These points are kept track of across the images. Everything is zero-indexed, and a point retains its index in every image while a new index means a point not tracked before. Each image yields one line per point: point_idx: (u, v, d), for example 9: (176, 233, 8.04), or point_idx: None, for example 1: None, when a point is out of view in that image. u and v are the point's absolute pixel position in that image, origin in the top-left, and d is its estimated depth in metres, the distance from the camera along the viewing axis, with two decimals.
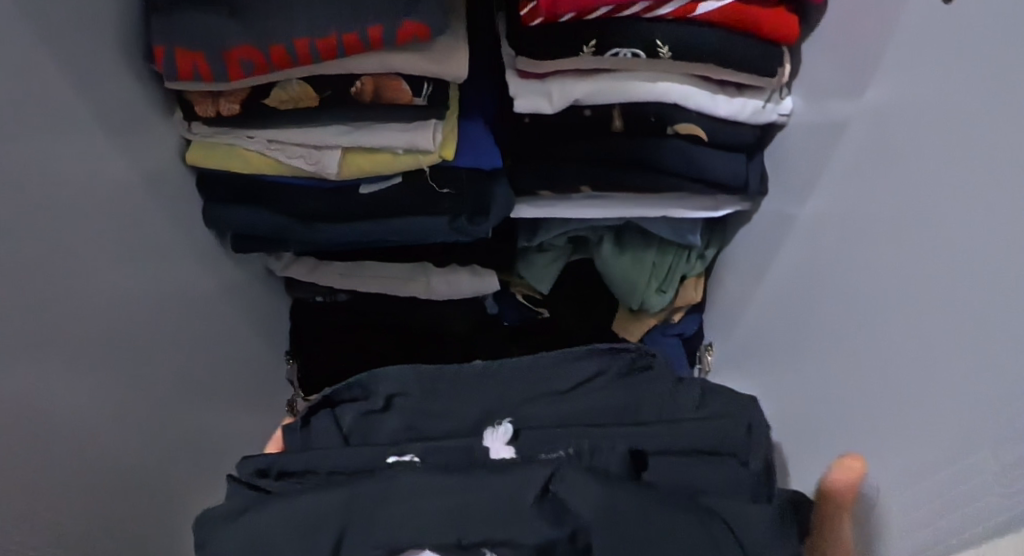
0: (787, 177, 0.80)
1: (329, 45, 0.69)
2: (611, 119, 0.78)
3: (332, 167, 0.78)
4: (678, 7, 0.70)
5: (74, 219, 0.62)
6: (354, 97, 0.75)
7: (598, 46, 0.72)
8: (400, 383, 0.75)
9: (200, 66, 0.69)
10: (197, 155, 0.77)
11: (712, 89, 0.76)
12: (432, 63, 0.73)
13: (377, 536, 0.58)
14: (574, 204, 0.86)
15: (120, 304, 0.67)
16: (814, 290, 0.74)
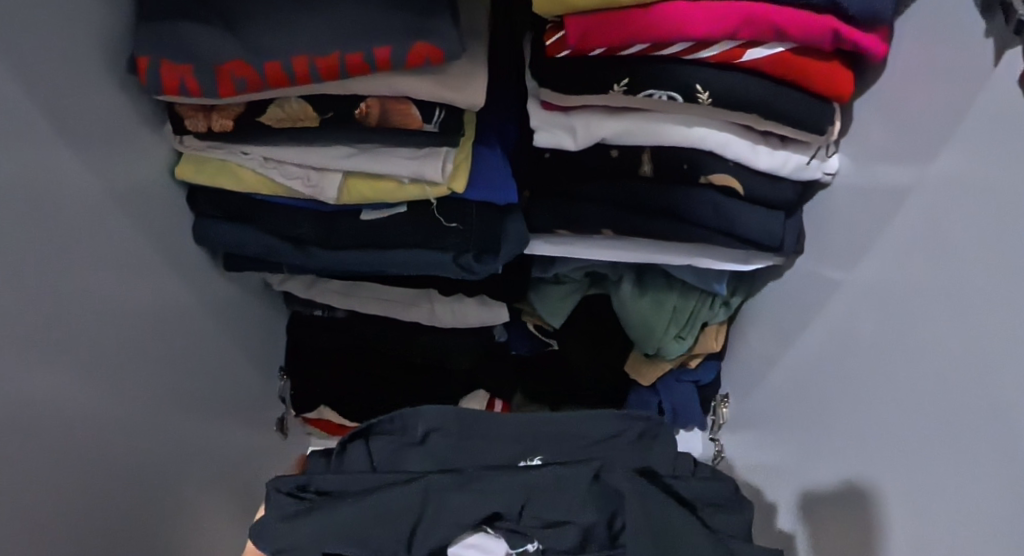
0: (828, 238, 0.72)
1: (330, 65, 0.63)
2: (639, 163, 0.71)
3: (331, 192, 0.72)
4: (722, 51, 0.61)
5: (38, 243, 0.56)
6: (358, 119, 0.68)
7: (630, 86, 0.64)
8: (440, 418, 0.69)
9: (188, 80, 0.63)
10: (187, 171, 0.72)
11: (754, 139, 0.68)
12: (445, 88, 0.66)
13: (439, 529, 0.60)
14: (593, 244, 0.79)
15: (86, 334, 0.61)
16: (847, 370, 0.67)
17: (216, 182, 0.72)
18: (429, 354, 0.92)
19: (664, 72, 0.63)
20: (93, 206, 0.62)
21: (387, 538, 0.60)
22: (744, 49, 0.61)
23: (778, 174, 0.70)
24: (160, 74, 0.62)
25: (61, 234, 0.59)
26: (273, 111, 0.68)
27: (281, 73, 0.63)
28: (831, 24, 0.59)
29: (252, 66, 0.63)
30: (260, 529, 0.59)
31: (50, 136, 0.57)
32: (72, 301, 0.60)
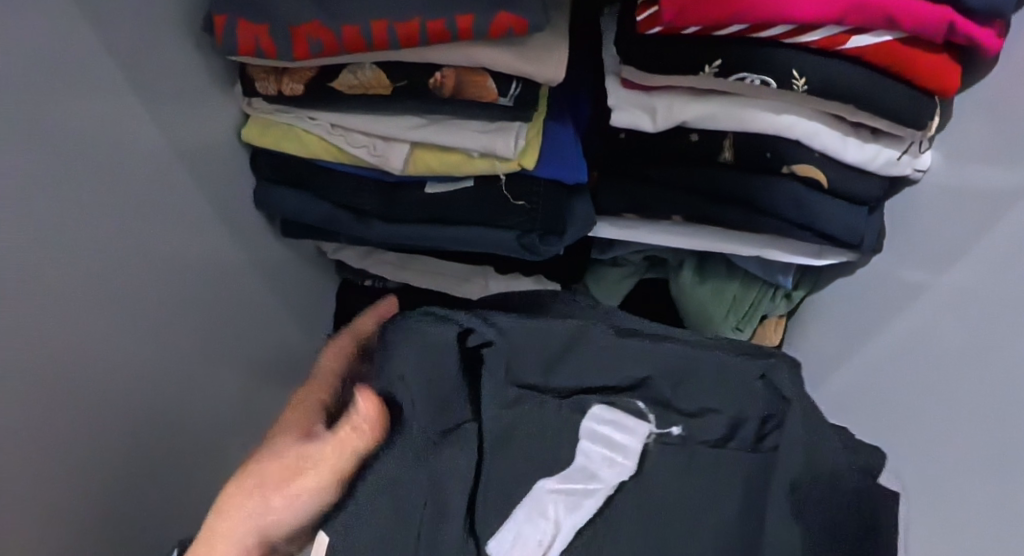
0: (915, 237, 0.70)
1: (411, 31, 0.60)
2: (720, 149, 0.68)
3: (398, 163, 0.70)
4: (826, 36, 0.59)
5: (98, 197, 0.55)
6: (431, 89, 0.66)
7: (721, 68, 0.62)
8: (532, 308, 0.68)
9: (263, 42, 0.63)
10: (254, 134, 0.72)
11: (845, 131, 0.66)
12: (524, 61, 0.63)
13: (590, 375, 0.57)
14: (660, 230, 0.77)
15: (129, 289, 0.59)
16: (924, 372, 0.65)
17: (280, 146, 0.72)
18: None
19: (762, 55, 0.60)
20: (156, 161, 0.60)
21: (524, 370, 0.56)
22: (851, 35, 0.59)
23: (866, 168, 0.68)
24: (238, 34, 0.62)
25: (126, 187, 0.57)
26: (346, 74, 0.66)
27: (358, 36, 0.61)
28: (946, 15, 0.57)
29: (330, 29, 0.61)
30: (416, 315, 0.55)
31: (119, 86, 0.55)
32: (130, 257, 0.59)
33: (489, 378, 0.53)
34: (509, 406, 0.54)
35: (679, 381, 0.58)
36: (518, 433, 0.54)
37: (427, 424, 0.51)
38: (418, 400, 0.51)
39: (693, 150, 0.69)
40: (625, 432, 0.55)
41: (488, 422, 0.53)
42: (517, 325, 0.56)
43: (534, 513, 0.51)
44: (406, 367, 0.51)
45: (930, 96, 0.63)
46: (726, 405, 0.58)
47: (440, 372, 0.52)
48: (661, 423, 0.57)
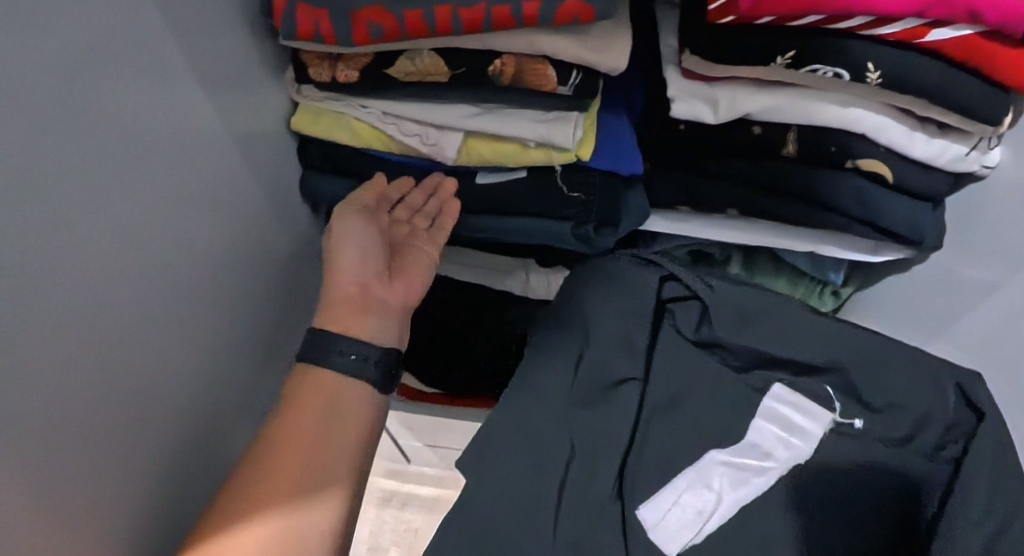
0: (995, 233, 0.72)
1: (475, 16, 0.60)
2: (783, 142, 0.67)
3: (450, 153, 0.70)
4: (903, 30, 0.59)
5: (162, 179, 0.55)
6: (490, 76, 0.65)
7: (794, 59, 0.61)
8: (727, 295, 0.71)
9: (322, 25, 0.63)
10: (304, 123, 0.72)
11: (911, 125, 0.67)
12: (588, 50, 0.62)
13: (769, 339, 0.69)
14: (712, 223, 0.75)
15: (188, 269, 0.59)
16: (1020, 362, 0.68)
17: (329, 135, 0.72)
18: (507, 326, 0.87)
19: (835, 46, 0.60)
20: (215, 138, 0.61)
21: (720, 323, 0.70)
22: (929, 29, 0.60)
23: (933, 163, 0.69)
24: (297, 17, 0.63)
25: (189, 166, 0.58)
26: (404, 59, 0.66)
27: (421, 22, 0.60)
28: None
29: (392, 15, 0.61)
30: (627, 255, 0.73)
31: (180, 61, 0.56)
32: (194, 235, 0.59)
33: (680, 328, 0.72)
34: (681, 375, 0.69)
35: (870, 374, 0.67)
36: (689, 399, 0.69)
37: (604, 368, 0.69)
38: (610, 335, 0.70)
39: (755, 143, 0.67)
40: (811, 417, 0.66)
41: (650, 388, 0.69)
42: (720, 294, 0.71)
43: (701, 478, 0.64)
44: (594, 302, 0.72)
45: (1004, 92, 0.65)
46: (919, 409, 0.66)
47: (634, 316, 0.71)
48: (846, 414, 0.66)
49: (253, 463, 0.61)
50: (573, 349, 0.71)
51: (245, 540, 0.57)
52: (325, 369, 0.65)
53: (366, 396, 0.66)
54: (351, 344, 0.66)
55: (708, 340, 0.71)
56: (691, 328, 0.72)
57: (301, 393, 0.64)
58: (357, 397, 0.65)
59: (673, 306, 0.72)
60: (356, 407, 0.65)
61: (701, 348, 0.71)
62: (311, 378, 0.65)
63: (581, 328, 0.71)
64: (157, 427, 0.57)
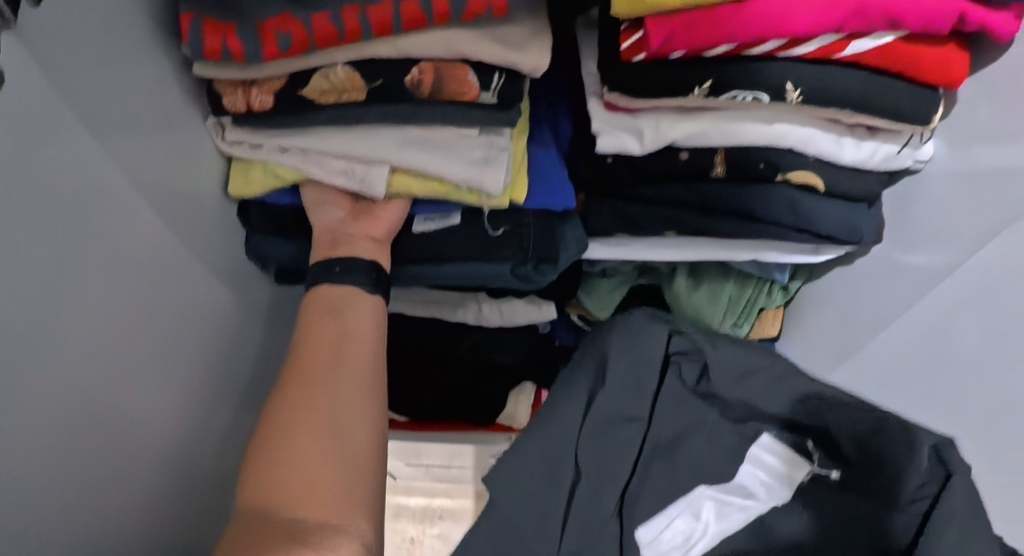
0: (928, 223, 0.74)
1: (383, 15, 0.57)
2: (711, 165, 0.66)
3: (377, 188, 0.66)
4: (821, 46, 0.58)
5: (105, 291, 0.53)
6: (410, 88, 0.62)
7: (712, 88, 0.60)
8: (742, 362, 0.69)
9: (229, 43, 0.59)
10: (240, 184, 0.69)
11: (840, 132, 0.66)
12: (507, 48, 0.61)
13: (773, 402, 0.69)
14: (651, 244, 0.75)
15: (141, 373, 0.57)
16: (950, 361, 0.72)
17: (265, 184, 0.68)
18: (479, 353, 0.90)
19: (754, 72, 0.59)
20: (154, 228, 0.58)
21: (730, 392, 0.70)
22: (847, 42, 0.58)
23: (864, 165, 0.68)
24: (203, 35, 0.58)
25: (133, 266, 0.56)
26: (321, 78, 0.62)
27: (329, 28, 0.58)
28: (955, 8, 0.57)
29: (301, 25, 0.58)
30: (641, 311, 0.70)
31: (111, 162, 0.53)
32: (143, 336, 0.57)
33: (682, 380, 0.70)
34: (688, 411, 0.70)
35: (852, 431, 0.64)
36: (691, 441, 0.70)
37: (619, 406, 0.67)
38: (625, 381, 0.67)
39: (685, 168, 0.67)
40: (790, 463, 0.69)
41: (654, 427, 0.69)
42: (723, 353, 0.70)
43: (689, 510, 0.69)
44: (616, 358, 0.67)
45: (932, 89, 0.64)
46: (886, 467, 0.61)
47: (646, 369, 0.69)
48: (824, 463, 0.67)
49: (283, 397, 0.62)
50: (590, 371, 0.67)
51: (325, 470, 0.59)
52: (324, 285, 0.67)
53: (363, 301, 0.67)
54: (337, 259, 0.67)
55: (707, 394, 0.70)
56: (692, 380, 0.71)
57: (310, 356, 0.64)
58: (359, 305, 0.67)
59: (677, 359, 0.70)
60: (361, 313, 0.67)
61: (702, 400, 0.71)
62: (319, 296, 0.67)
63: (595, 363, 0.68)
64: (123, 537, 0.55)
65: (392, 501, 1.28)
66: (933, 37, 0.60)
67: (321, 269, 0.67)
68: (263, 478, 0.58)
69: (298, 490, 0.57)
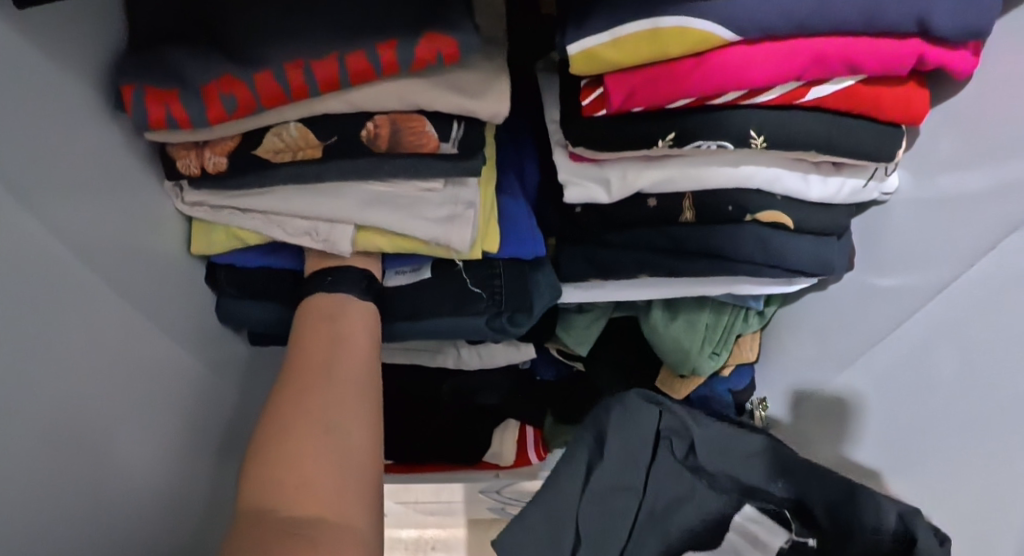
0: (895, 252, 0.75)
1: (330, 72, 0.55)
2: (680, 210, 0.66)
3: (343, 246, 0.64)
4: (783, 93, 0.58)
5: (69, 387, 0.51)
6: (365, 142, 0.60)
7: (677, 140, 0.60)
8: (719, 434, 0.72)
9: (173, 109, 0.56)
10: (201, 244, 0.67)
11: (807, 170, 0.66)
12: (464, 96, 0.59)
13: (744, 473, 0.70)
14: (625, 285, 0.75)
15: (116, 464, 0.55)
16: (926, 402, 0.71)
17: (229, 241, 0.67)
18: (460, 395, 0.91)
19: (717, 120, 0.59)
20: (118, 314, 0.57)
21: (714, 463, 0.71)
22: (808, 88, 0.58)
23: (832, 201, 0.69)
24: (145, 106, 0.55)
25: (99, 353, 0.54)
26: (274, 136, 0.60)
27: (274, 86, 0.55)
28: (915, 50, 0.57)
29: (243, 84, 0.55)
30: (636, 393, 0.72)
31: (72, 252, 0.52)
32: (114, 426, 0.55)
33: (673, 453, 0.72)
34: (678, 481, 0.72)
35: (826, 496, 0.64)
36: (680, 511, 0.72)
37: (614, 478, 0.71)
38: (619, 457, 0.71)
39: (654, 215, 0.67)
40: (768, 529, 0.68)
41: (649, 496, 0.72)
42: (709, 430, 0.71)
43: None
44: (611, 445, 0.71)
45: (897, 126, 0.64)
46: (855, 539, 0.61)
47: (639, 445, 0.72)
48: (801, 532, 0.66)
49: (275, 403, 0.59)
50: (588, 441, 0.71)
51: (318, 467, 0.55)
52: (316, 294, 0.65)
53: (355, 306, 0.65)
54: (331, 267, 0.66)
55: (695, 467, 0.72)
56: (680, 454, 0.72)
57: (297, 378, 0.60)
58: (351, 310, 0.65)
59: (669, 436, 0.72)
60: (354, 320, 0.64)
61: (692, 473, 0.72)
62: (311, 306, 0.64)
63: (592, 434, 0.72)
64: None
65: (385, 535, 1.28)
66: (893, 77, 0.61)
67: (313, 279, 0.66)
68: (257, 477, 0.54)
69: (294, 486, 0.54)
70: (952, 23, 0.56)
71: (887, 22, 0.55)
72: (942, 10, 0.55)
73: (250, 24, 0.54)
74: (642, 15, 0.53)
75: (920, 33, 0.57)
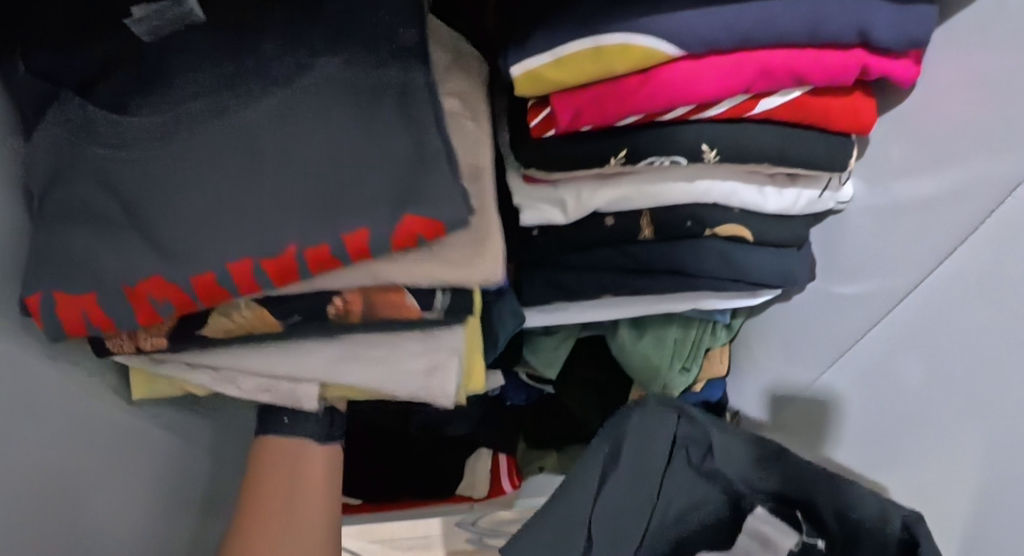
0: (855, 257, 0.75)
1: (283, 264, 0.51)
2: (639, 228, 0.66)
3: (310, 402, 0.61)
4: (732, 106, 0.58)
5: None
6: (333, 317, 0.56)
7: (629, 157, 0.59)
8: (733, 441, 0.71)
9: (92, 314, 0.51)
10: (144, 391, 0.61)
11: (762, 182, 0.66)
12: (448, 268, 0.55)
13: (753, 476, 0.73)
14: (588, 306, 0.74)
15: None
16: (894, 405, 0.71)
17: (177, 388, 0.62)
18: (428, 428, 0.88)
19: (667, 136, 0.59)
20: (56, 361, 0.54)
21: (730, 468, 0.73)
22: (757, 100, 0.58)
23: (789, 212, 0.69)
24: (59, 314, 0.50)
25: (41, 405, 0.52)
26: (216, 323, 0.55)
27: (214, 282, 0.51)
28: (858, 60, 0.58)
29: (178, 287, 0.51)
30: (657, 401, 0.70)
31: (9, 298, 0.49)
32: None
33: (690, 459, 0.74)
34: (693, 482, 0.76)
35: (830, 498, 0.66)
36: (695, 513, 0.77)
37: (625, 492, 0.70)
38: (633, 465, 0.70)
39: (613, 234, 0.66)
40: (781, 532, 0.72)
41: (663, 498, 0.75)
42: (728, 439, 0.71)
43: None
44: (628, 453, 0.69)
45: (846, 135, 0.65)
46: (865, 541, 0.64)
47: (656, 452, 0.72)
48: (811, 533, 0.70)
49: (243, 524, 0.62)
50: (606, 450, 0.67)
51: None
52: (273, 436, 0.64)
53: (315, 451, 0.65)
54: (286, 409, 0.65)
55: (710, 471, 0.74)
56: (697, 459, 0.74)
57: (254, 535, 0.61)
58: (309, 455, 0.65)
59: (685, 442, 0.73)
60: (313, 467, 0.65)
61: (705, 476, 0.75)
62: (266, 449, 0.64)
63: (610, 444, 0.68)
64: None
65: None
66: (839, 87, 0.61)
67: (269, 418, 0.65)
68: None
69: None
70: (893, 33, 0.56)
71: (827, 34, 0.55)
72: (882, 21, 0.56)
73: (174, 216, 0.51)
74: (585, 33, 0.53)
75: (861, 44, 0.57)
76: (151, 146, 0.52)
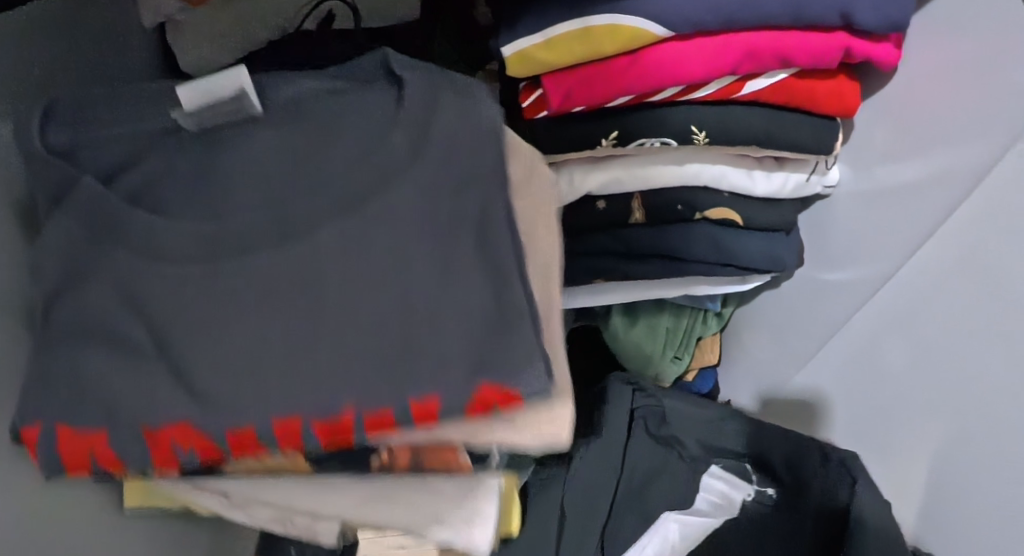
0: (842, 242, 0.76)
1: (336, 430, 0.43)
2: (630, 211, 0.67)
3: (326, 539, 0.54)
4: (719, 88, 0.59)
5: None
6: (374, 468, 0.48)
7: (620, 139, 0.61)
8: (692, 408, 0.77)
9: (100, 455, 0.42)
10: (138, 499, 0.54)
11: (751, 166, 0.67)
12: (515, 442, 0.46)
13: (706, 436, 0.78)
14: (581, 292, 0.75)
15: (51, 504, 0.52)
16: (880, 389, 0.73)
17: (176, 501, 0.54)
18: None
19: (656, 118, 0.60)
20: None
21: (685, 432, 0.78)
22: (743, 82, 0.59)
23: (777, 195, 0.70)
24: (61, 449, 0.42)
25: None
26: (232, 476, 0.50)
27: (252, 439, 0.42)
28: (841, 43, 0.59)
29: (210, 439, 0.42)
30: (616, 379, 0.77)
31: None
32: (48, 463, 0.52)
33: (647, 429, 0.79)
34: (659, 451, 0.79)
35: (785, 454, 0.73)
36: (657, 481, 0.79)
37: (594, 467, 0.74)
38: (598, 441, 0.74)
39: (605, 217, 0.68)
40: (730, 484, 0.79)
41: (629, 470, 0.77)
42: (682, 406, 0.77)
43: (658, 534, 0.78)
44: (593, 427, 0.75)
45: (831, 118, 0.66)
46: (809, 485, 0.72)
47: (620, 426, 0.76)
48: (762, 481, 0.77)
49: None
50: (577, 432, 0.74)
51: None
52: None
53: None
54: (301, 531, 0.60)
55: (667, 439, 0.79)
56: (655, 428, 0.79)
57: None
58: None
59: (644, 414, 0.78)
60: None
61: (664, 444, 0.79)
62: None
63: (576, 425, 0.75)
64: None
65: None
66: (823, 70, 0.62)
67: None
68: None
69: None
70: (874, 15, 0.57)
71: (811, 16, 0.56)
72: (863, 3, 0.57)
73: (212, 361, 0.43)
74: (573, 14, 0.54)
75: (845, 26, 0.58)
76: (192, 267, 0.45)
